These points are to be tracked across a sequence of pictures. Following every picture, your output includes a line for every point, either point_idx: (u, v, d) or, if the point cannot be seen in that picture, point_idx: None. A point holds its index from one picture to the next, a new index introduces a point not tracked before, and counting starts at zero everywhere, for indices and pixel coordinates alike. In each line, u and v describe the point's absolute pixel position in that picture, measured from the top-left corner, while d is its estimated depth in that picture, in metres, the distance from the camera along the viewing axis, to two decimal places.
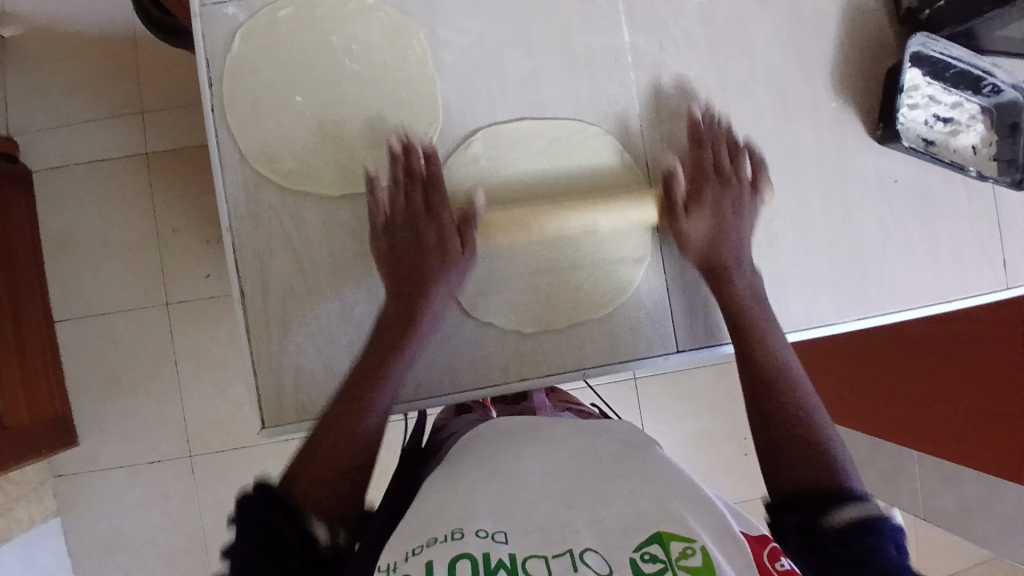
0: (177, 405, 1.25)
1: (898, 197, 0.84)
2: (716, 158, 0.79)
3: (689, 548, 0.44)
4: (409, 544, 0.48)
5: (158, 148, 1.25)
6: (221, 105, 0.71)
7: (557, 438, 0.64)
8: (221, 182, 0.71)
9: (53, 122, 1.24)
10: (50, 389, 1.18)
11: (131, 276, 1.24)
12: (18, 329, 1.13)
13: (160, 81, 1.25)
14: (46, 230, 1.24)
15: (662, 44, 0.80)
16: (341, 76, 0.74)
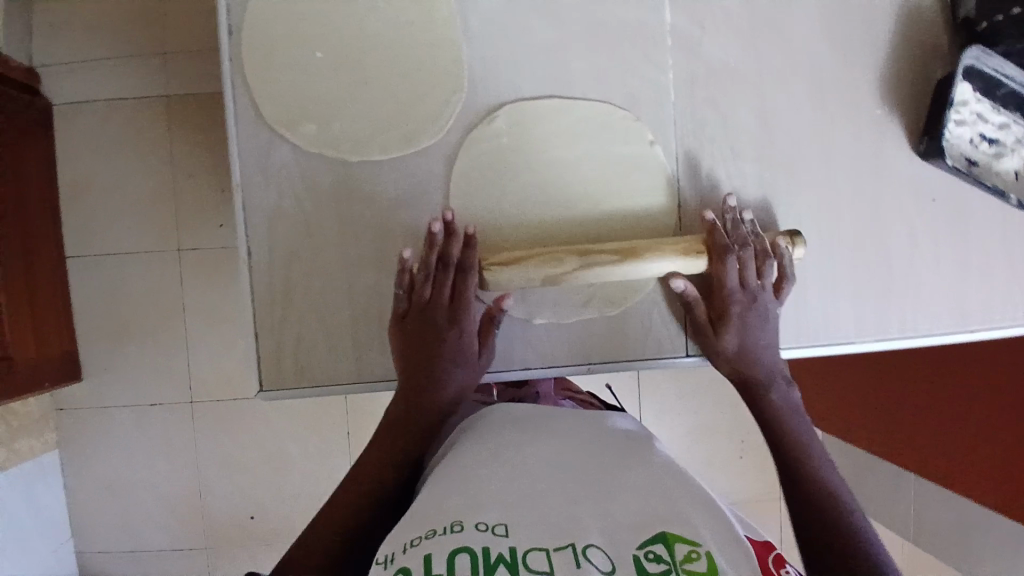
0: (182, 353, 1.38)
1: (933, 214, 0.80)
2: (742, 269, 0.70)
3: (694, 552, 0.45)
4: (406, 536, 0.48)
5: (178, 93, 1.35)
6: (239, 54, 0.70)
7: (559, 429, 0.67)
8: (234, 136, 0.70)
9: (76, 58, 1.34)
10: (59, 328, 1.32)
11: (145, 221, 1.36)
12: (30, 269, 1.24)
13: (183, 26, 1.34)
14: (65, 166, 1.35)
15: (703, 27, 0.75)
16: (363, 34, 0.71)
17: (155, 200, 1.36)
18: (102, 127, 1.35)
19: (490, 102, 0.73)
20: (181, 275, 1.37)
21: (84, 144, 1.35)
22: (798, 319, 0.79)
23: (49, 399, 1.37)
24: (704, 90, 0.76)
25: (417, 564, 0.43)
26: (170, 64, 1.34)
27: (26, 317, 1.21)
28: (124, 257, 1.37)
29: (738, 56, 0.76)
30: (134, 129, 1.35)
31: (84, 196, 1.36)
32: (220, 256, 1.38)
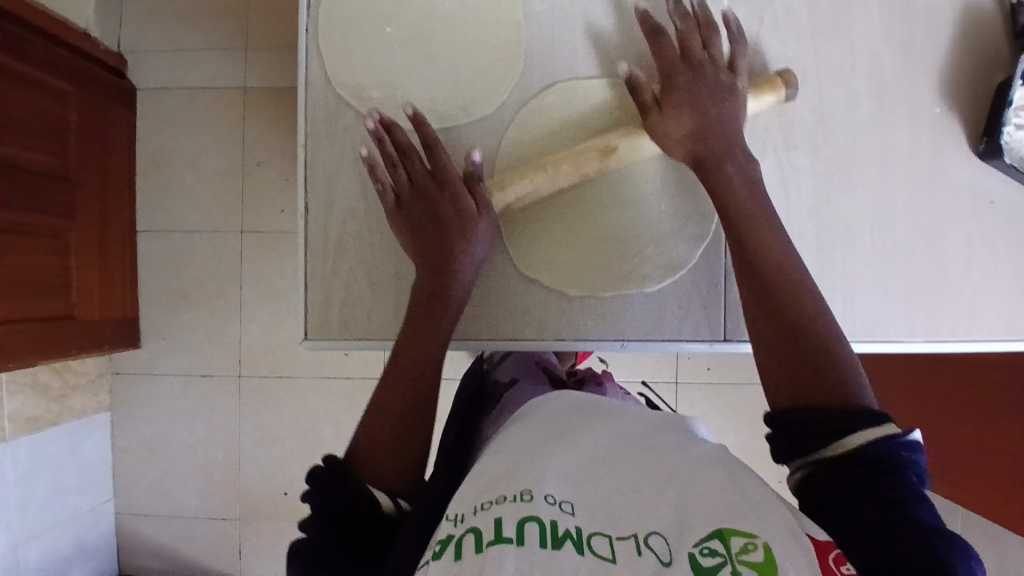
0: (235, 326, 1.45)
1: (992, 220, 0.78)
2: (683, 41, 0.70)
3: (751, 544, 0.41)
4: (478, 498, 0.49)
5: (253, 80, 1.44)
6: (315, 26, 0.75)
7: (619, 418, 0.63)
8: (305, 101, 0.75)
9: (163, 44, 1.44)
10: (124, 294, 1.40)
11: (212, 199, 1.45)
12: (103, 233, 1.33)
13: (264, 19, 1.44)
14: (143, 144, 1.45)
15: (761, 19, 0.76)
16: (431, 11, 0.75)
17: (223, 178, 1.45)
18: (179, 108, 1.44)
19: (546, 81, 0.76)
20: (241, 252, 1.45)
21: (160, 123, 1.45)
22: (846, 315, 0.77)
23: (108, 360, 1.45)
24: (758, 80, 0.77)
25: (487, 525, 0.44)
26: (248, 54, 1.44)
27: (93, 278, 1.30)
28: (189, 231, 1.45)
29: (794, 50, 0.77)
30: (209, 111, 1.44)
31: (158, 171, 1.45)
32: (279, 237, 1.45)
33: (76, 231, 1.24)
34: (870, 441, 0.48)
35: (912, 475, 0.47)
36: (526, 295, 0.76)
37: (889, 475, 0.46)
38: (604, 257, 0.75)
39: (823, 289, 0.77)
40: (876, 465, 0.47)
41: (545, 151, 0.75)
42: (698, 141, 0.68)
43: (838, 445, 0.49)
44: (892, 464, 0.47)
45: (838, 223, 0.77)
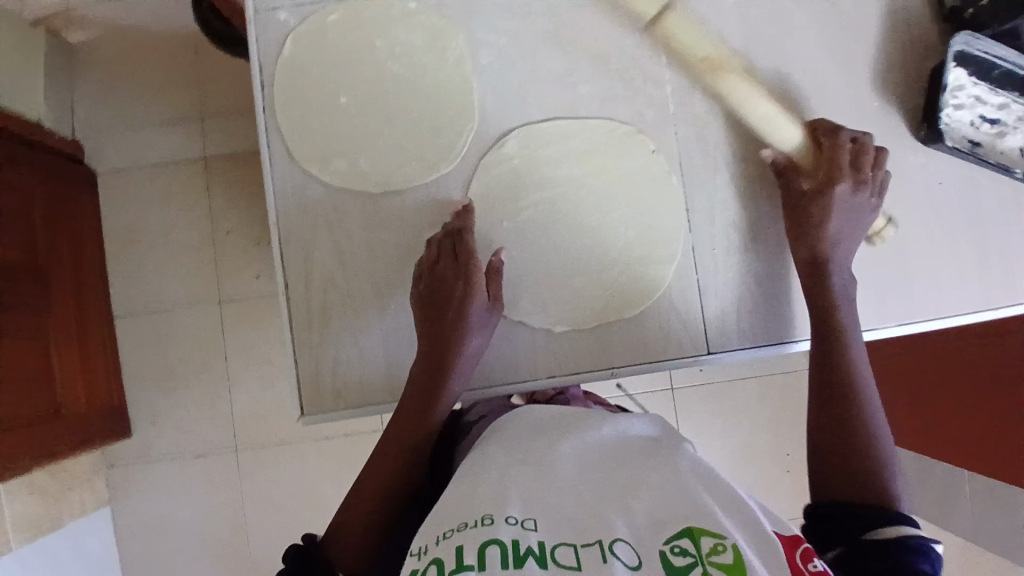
0: (226, 399, 1.44)
1: (944, 201, 0.82)
2: (855, 155, 0.75)
3: (720, 545, 0.43)
4: (439, 529, 0.49)
5: (213, 152, 1.45)
6: (271, 105, 0.76)
7: (585, 425, 0.63)
8: (270, 178, 0.76)
9: (118, 126, 1.45)
10: (109, 383, 1.38)
11: (187, 275, 1.44)
12: (81, 324, 1.32)
13: (217, 92, 1.45)
14: (111, 230, 1.44)
15: (697, 42, 0.79)
16: (382, 77, 0.77)
17: (196, 252, 1.45)
18: (143, 189, 1.45)
19: (502, 129, 0.78)
20: (223, 323, 1.45)
21: (126, 205, 1.45)
22: None
23: (102, 451, 1.43)
24: (704, 98, 0.79)
25: (448, 554, 0.44)
26: (207, 127, 1.45)
27: (76, 369, 1.28)
28: (167, 309, 1.44)
29: (732, 64, 0.80)
30: (173, 189, 1.45)
31: (128, 255, 1.44)
32: (259, 302, 1.45)
33: (53, 325, 1.23)
34: (894, 533, 0.55)
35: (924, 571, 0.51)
36: (511, 335, 0.77)
37: (897, 561, 0.52)
38: (589, 276, 0.77)
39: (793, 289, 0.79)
40: (891, 555, 0.52)
41: (511, 198, 0.77)
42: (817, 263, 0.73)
43: (874, 531, 0.56)
44: (908, 559, 0.52)
45: None
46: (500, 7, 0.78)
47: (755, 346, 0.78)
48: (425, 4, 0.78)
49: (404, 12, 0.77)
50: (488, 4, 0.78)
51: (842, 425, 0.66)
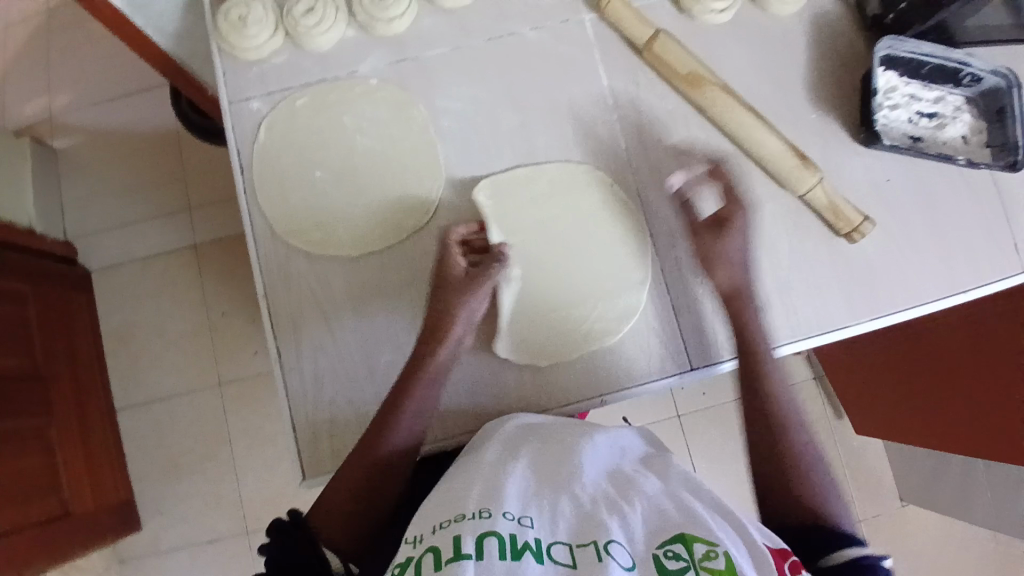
0: (234, 480, 1.44)
1: (894, 198, 0.86)
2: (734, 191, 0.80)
3: (713, 551, 0.47)
4: (438, 519, 0.54)
5: (201, 238, 1.50)
6: (251, 187, 0.81)
7: (578, 431, 0.68)
8: (255, 255, 0.80)
9: (108, 225, 1.50)
10: (115, 477, 1.39)
11: (185, 360, 1.47)
12: (83, 420, 1.33)
13: (201, 181, 1.52)
14: (107, 325, 1.48)
15: (640, 84, 0.85)
16: (352, 149, 0.82)
17: (192, 337, 1.48)
18: (136, 282, 1.49)
19: (469, 184, 0.82)
20: (224, 404, 1.46)
21: (121, 300, 1.48)
22: (789, 315, 0.82)
23: (112, 549, 1.42)
24: (654, 132, 0.85)
25: (447, 542, 0.49)
26: (194, 215, 1.50)
27: (82, 467, 1.29)
28: (168, 397, 1.46)
29: (675, 100, 0.85)
30: (165, 278, 1.49)
31: (126, 347, 1.47)
32: (258, 380, 1.47)
33: (56, 425, 1.25)
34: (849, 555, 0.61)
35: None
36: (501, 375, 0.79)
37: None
38: (567, 311, 0.80)
39: (763, 299, 0.82)
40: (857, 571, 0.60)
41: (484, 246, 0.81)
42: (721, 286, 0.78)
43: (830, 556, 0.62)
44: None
45: (762, 239, 0.84)
46: (453, 74, 0.84)
47: (736, 357, 0.80)
48: (385, 78, 0.84)
49: (367, 88, 0.83)
50: (442, 73, 0.84)
51: (780, 451, 0.73)
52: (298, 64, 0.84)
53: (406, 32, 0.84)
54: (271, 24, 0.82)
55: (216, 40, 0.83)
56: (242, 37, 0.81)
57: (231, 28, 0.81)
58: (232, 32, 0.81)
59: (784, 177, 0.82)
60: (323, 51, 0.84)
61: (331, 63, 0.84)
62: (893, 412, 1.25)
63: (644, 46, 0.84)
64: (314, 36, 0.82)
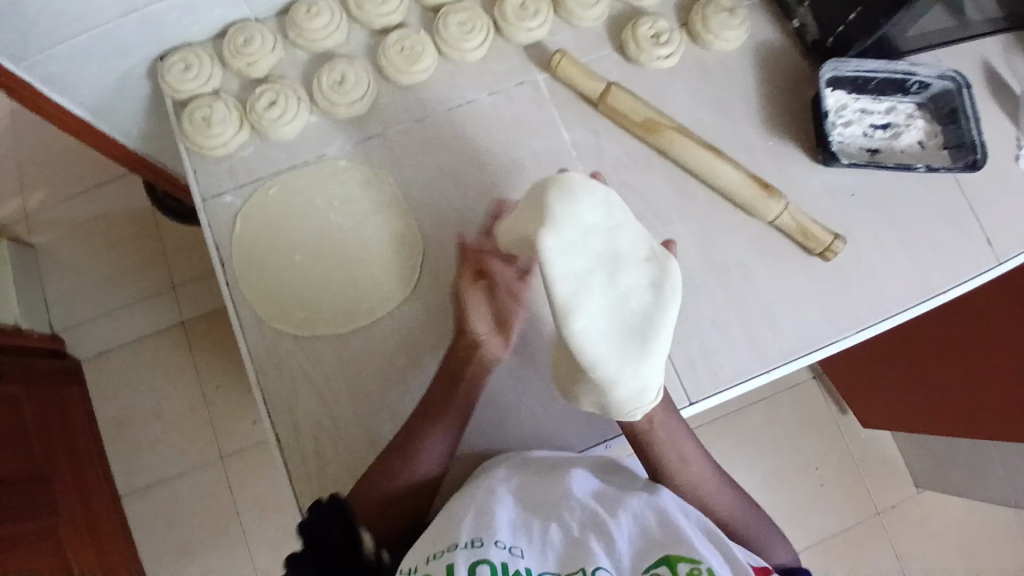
0: (246, 556, 1.42)
1: (859, 208, 0.89)
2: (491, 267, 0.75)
3: (696, 570, 0.52)
4: (430, 549, 0.57)
5: (189, 317, 1.51)
6: (233, 278, 0.82)
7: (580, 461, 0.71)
8: (244, 343, 0.81)
9: (94, 314, 1.50)
10: (127, 568, 1.37)
11: (185, 441, 1.46)
12: (90, 515, 1.32)
13: (183, 262, 1.53)
14: (103, 415, 1.47)
15: (598, 131, 0.89)
16: (330, 230, 0.84)
17: (190, 417, 1.47)
18: (128, 367, 1.49)
19: (446, 248, 0.84)
20: (228, 479, 1.45)
21: (115, 388, 1.48)
22: (779, 337, 0.84)
23: None
24: (618, 175, 0.87)
25: (440, 572, 0.53)
26: (179, 295, 1.51)
27: (93, 563, 1.27)
28: (172, 480, 1.45)
29: (634, 144, 0.89)
30: (157, 360, 1.49)
31: (125, 434, 1.46)
32: (260, 451, 1.47)
33: (64, 525, 1.24)
34: None
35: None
36: (505, 431, 0.80)
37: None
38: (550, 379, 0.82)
39: (750, 324, 0.84)
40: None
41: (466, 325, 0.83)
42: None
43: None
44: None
45: (738, 265, 0.86)
46: (417, 144, 0.87)
47: (732, 385, 0.82)
48: (352, 158, 0.86)
49: (335, 168, 0.85)
50: (406, 145, 0.87)
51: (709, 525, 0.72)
52: (265, 154, 0.86)
53: (367, 110, 0.87)
54: (235, 120, 0.84)
55: (183, 141, 0.85)
56: (209, 136, 0.83)
57: (197, 130, 0.83)
58: (198, 132, 0.83)
59: (751, 205, 0.85)
60: (288, 139, 0.86)
61: (298, 149, 0.86)
62: (892, 405, 1.27)
63: (598, 99, 0.87)
64: (279, 127, 0.84)
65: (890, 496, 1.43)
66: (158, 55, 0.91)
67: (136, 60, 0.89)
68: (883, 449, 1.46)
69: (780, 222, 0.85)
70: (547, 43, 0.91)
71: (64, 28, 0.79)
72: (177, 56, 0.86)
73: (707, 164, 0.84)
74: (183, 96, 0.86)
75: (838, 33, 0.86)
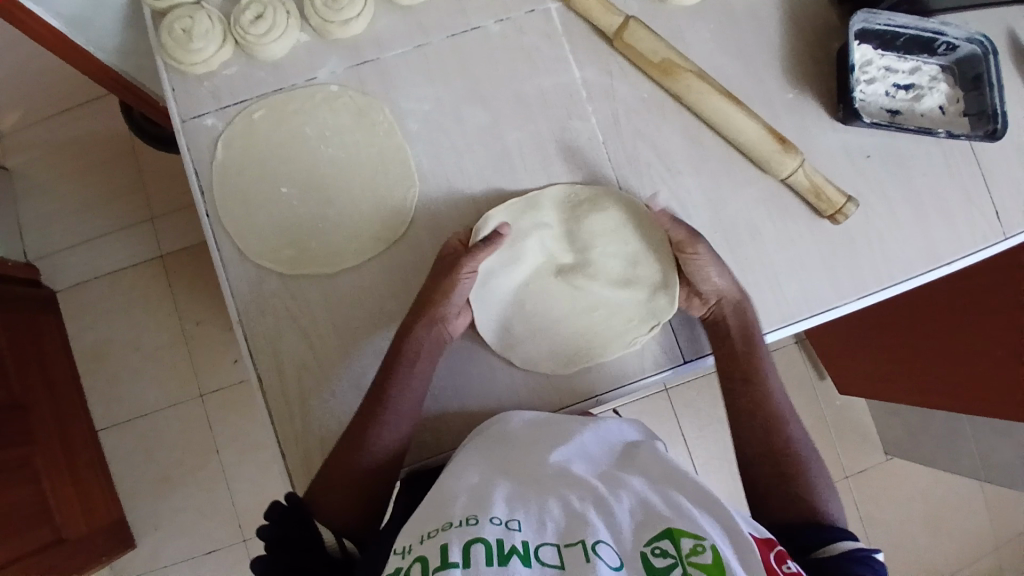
0: (226, 491, 1.42)
1: (873, 171, 0.86)
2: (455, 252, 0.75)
3: (699, 545, 0.48)
4: (424, 528, 0.54)
5: (169, 249, 1.45)
6: (214, 208, 0.77)
7: (569, 433, 0.69)
8: (226, 277, 0.77)
9: (69, 242, 1.44)
10: (105, 499, 1.36)
11: (164, 375, 1.43)
12: (67, 446, 1.30)
13: (162, 191, 1.46)
14: (79, 345, 1.43)
15: (611, 71, 0.83)
16: (319, 161, 0.78)
17: (169, 351, 1.44)
18: (104, 298, 1.44)
19: (443, 188, 0.80)
20: (207, 416, 1.43)
21: (91, 318, 1.43)
22: (780, 299, 0.82)
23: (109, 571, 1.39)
24: (628, 121, 0.83)
25: (432, 552, 0.49)
26: (157, 225, 1.45)
27: (72, 493, 1.26)
28: (151, 414, 1.42)
29: (648, 88, 0.83)
30: (135, 292, 1.44)
31: (102, 366, 1.43)
32: (241, 389, 1.44)
33: (41, 456, 1.21)
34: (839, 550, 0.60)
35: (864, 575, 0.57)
36: (495, 380, 0.78)
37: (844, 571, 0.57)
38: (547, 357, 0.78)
39: (753, 285, 0.82)
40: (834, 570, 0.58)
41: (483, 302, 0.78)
42: (715, 316, 0.77)
43: (819, 550, 0.62)
44: (847, 567, 0.57)
45: (745, 223, 0.83)
46: (416, 74, 0.81)
47: None
48: (345, 84, 0.80)
49: (326, 94, 0.79)
50: (404, 74, 0.81)
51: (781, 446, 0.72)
52: (251, 76, 0.80)
53: (363, 34, 0.80)
54: (218, 35, 0.77)
55: (161, 56, 0.78)
56: (189, 51, 0.77)
57: (176, 43, 0.76)
58: (178, 47, 0.77)
59: (765, 160, 0.81)
60: (275, 60, 0.80)
61: (285, 71, 0.80)
62: (877, 376, 1.27)
63: (615, 35, 0.81)
64: (265, 45, 0.77)
65: (864, 461, 1.46)
66: None
67: None
68: (862, 415, 1.47)
69: (793, 181, 0.81)
70: None
71: None
72: None
73: (722, 111, 0.80)
74: (162, 5, 0.79)
75: None
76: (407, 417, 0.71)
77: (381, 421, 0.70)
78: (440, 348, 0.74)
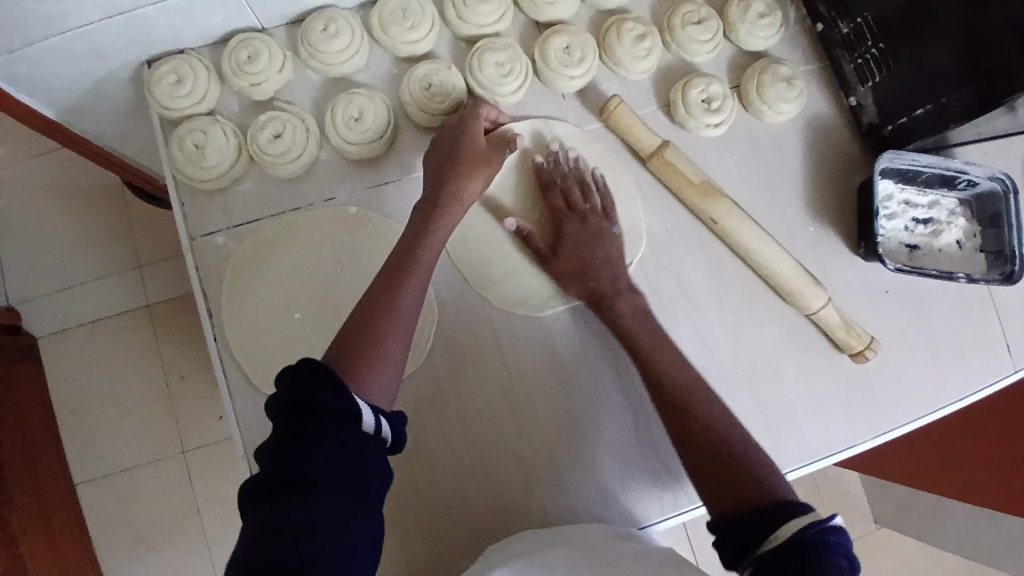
0: (204, 553, 1.29)
1: (889, 307, 0.85)
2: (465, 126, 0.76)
3: None
4: None
5: (158, 298, 1.34)
6: (222, 333, 0.74)
7: (578, 536, 0.69)
8: (230, 408, 0.73)
9: (49, 288, 1.32)
10: (80, 555, 1.22)
11: (145, 432, 1.31)
12: (43, 505, 1.17)
13: (152, 236, 1.35)
14: (57, 396, 1.30)
15: (635, 191, 0.84)
16: (334, 286, 0.76)
17: (151, 405, 1.32)
18: (86, 347, 1.32)
19: (461, 309, 0.80)
20: (189, 475, 1.31)
21: (67, 369, 1.31)
22: (797, 437, 0.81)
23: None
24: (649, 251, 0.83)
25: None
26: (145, 272, 1.33)
27: (48, 555, 1.12)
28: (130, 471, 1.30)
29: (671, 218, 0.84)
30: (121, 341, 1.32)
31: (79, 419, 1.30)
32: (226, 446, 1.32)
33: (16, 516, 1.08)
34: (794, 531, 0.53)
35: (842, 562, 0.50)
36: (508, 509, 0.77)
37: (822, 561, 0.50)
38: (502, 288, 0.81)
39: (770, 425, 0.80)
40: (806, 562, 0.50)
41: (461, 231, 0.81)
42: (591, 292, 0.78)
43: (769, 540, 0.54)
44: (816, 552, 0.51)
45: (762, 358, 0.82)
46: None
47: None
48: (364, 207, 0.78)
49: (344, 215, 0.77)
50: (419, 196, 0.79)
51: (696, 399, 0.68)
52: (266, 191, 0.77)
53: (384, 152, 0.79)
54: (232, 151, 0.75)
55: (170, 169, 0.76)
56: (202, 167, 0.74)
57: (189, 159, 0.74)
58: (190, 163, 0.74)
59: (794, 294, 0.80)
60: (292, 176, 0.77)
61: (302, 189, 0.78)
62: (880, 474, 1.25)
63: (650, 154, 0.82)
64: (282, 164, 0.75)
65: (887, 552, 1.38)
66: (144, 60, 0.78)
67: (118, 64, 0.76)
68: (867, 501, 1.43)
69: (822, 315, 0.80)
70: (587, 94, 0.85)
71: (36, 30, 0.66)
72: (167, 66, 0.75)
73: (747, 242, 0.80)
74: (175, 115, 0.76)
75: (899, 122, 0.80)
76: (425, 283, 0.67)
77: (414, 271, 0.66)
78: (464, 208, 0.73)
